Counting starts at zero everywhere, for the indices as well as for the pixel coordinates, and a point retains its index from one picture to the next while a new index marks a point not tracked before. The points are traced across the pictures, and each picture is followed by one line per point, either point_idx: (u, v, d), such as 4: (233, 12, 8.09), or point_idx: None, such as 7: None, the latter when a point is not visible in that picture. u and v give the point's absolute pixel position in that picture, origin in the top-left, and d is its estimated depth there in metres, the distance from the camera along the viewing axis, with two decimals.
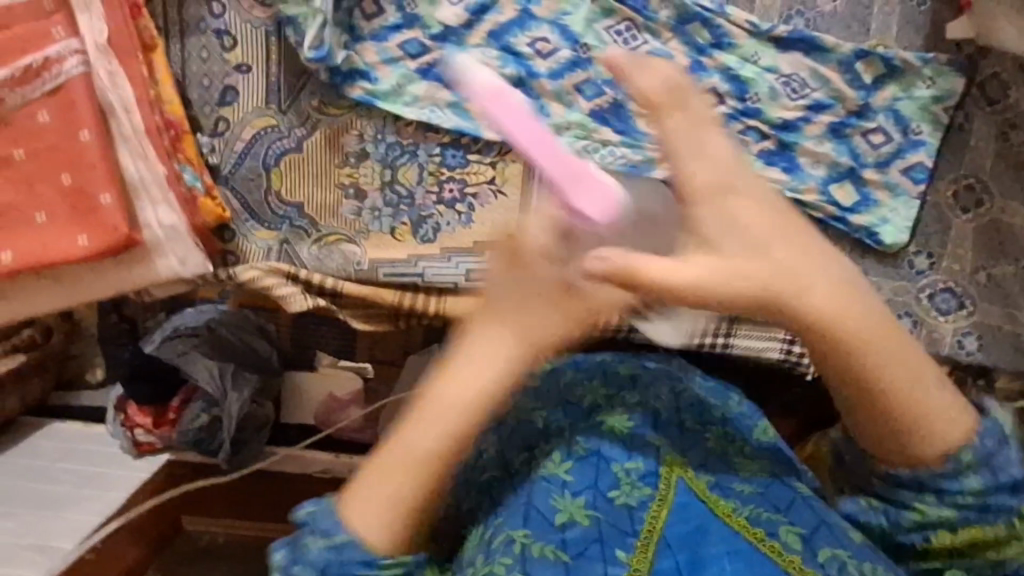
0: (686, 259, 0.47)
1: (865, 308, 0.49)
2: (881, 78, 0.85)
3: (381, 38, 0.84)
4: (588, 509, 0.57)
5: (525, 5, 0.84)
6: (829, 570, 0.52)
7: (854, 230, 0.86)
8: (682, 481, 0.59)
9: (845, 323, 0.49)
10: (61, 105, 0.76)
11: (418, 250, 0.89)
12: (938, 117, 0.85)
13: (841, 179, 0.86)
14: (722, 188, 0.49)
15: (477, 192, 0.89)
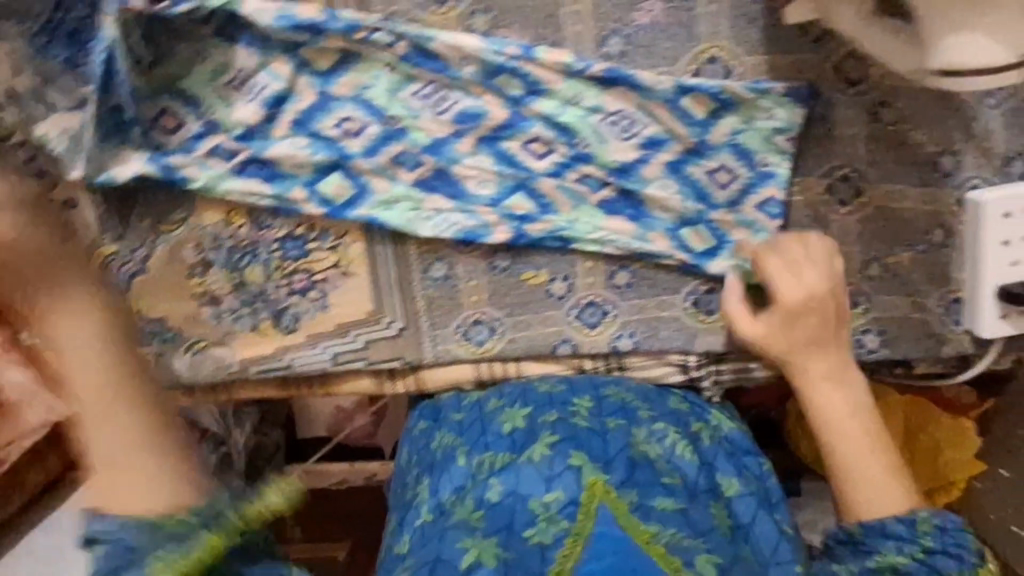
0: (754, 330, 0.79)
1: (844, 399, 0.77)
2: (715, 112, 0.78)
3: (188, 149, 0.80)
4: (497, 549, 0.66)
5: (322, 86, 0.79)
6: (697, 569, 0.63)
7: (713, 272, 0.84)
8: (600, 505, 0.69)
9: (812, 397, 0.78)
10: None
11: (284, 341, 0.90)
12: (782, 148, 0.79)
13: (692, 223, 0.83)
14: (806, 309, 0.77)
15: (326, 277, 0.87)
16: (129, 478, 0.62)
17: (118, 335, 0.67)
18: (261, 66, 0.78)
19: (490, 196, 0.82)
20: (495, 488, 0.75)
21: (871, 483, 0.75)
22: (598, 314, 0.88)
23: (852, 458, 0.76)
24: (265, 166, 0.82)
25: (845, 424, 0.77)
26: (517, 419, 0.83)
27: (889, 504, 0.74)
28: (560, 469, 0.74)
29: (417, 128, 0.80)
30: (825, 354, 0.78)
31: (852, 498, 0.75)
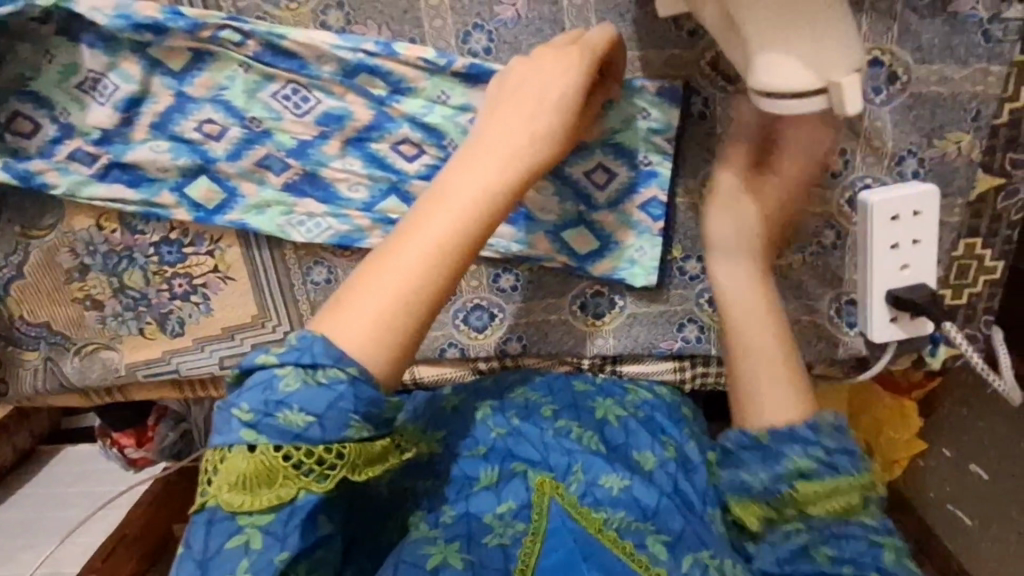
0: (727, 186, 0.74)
1: (750, 296, 0.73)
2: None
3: (48, 153, 0.78)
4: (459, 553, 0.66)
5: (178, 86, 0.75)
6: (645, 551, 0.66)
7: (601, 274, 0.81)
8: (550, 503, 0.70)
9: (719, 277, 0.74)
10: None
11: (171, 345, 0.89)
12: (661, 147, 0.76)
13: (574, 225, 0.80)
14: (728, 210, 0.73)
15: (206, 282, 0.86)
16: (376, 305, 0.63)
17: (486, 169, 0.65)
18: (111, 67, 0.74)
19: (363, 200, 0.79)
20: (447, 511, 0.72)
21: (770, 364, 0.70)
22: (485, 318, 0.86)
23: (751, 333, 0.72)
24: (129, 169, 0.79)
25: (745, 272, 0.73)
26: (433, 443, 0.78)
27: (778, 403, 0.69)
28: (509, 473, 0.74)
29: (281, 129, 0.77)
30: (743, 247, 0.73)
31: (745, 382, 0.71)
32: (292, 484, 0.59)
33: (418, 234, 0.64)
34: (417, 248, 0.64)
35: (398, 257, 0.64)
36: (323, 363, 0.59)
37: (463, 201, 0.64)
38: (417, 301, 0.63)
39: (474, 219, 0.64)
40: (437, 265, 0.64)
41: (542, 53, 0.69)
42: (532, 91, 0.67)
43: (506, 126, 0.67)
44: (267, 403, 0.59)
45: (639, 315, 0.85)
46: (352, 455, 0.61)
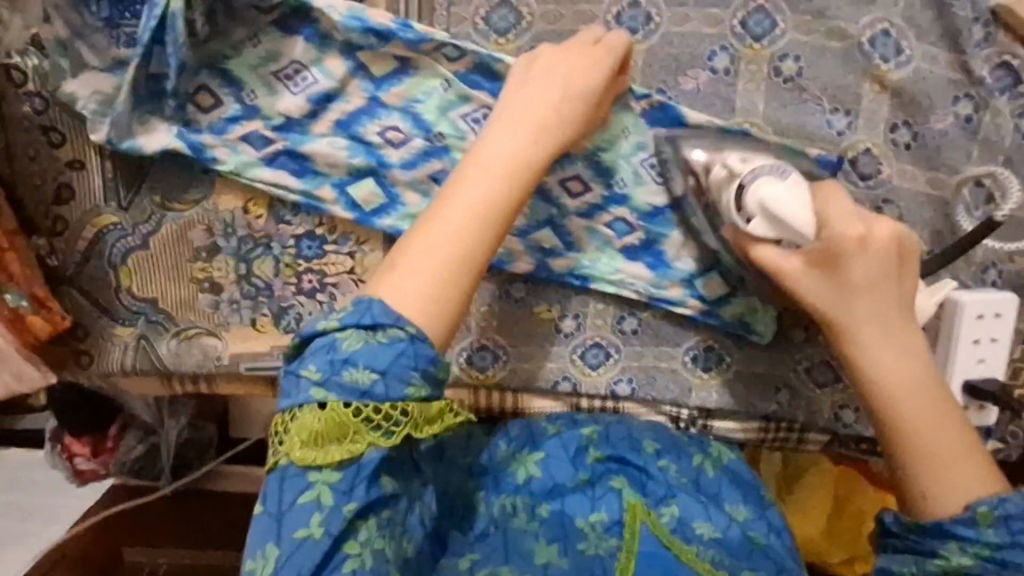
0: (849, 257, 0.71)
1: (897, 373, 0.69)
2: None
3: (221, 129, 0.79)
4: (560, 555, 0.70)
5: (374, 91, 0.80)
6: None
7: (723, 324, 0.88)
8: (642, 528, 0.74)
9: (868, 371, 0.70)
10: None
11: (281, 340, 0.87)
12: None
13: (708, 273, 0.86)
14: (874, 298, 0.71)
15: (338, 282, 0.85)
16: (419, 257, 0.65)
17: (526, 140, 0.70)
18: (315, 61, 0.79)
19: (519, 227, 0.83)
20: (543, 506, 0.78)
21: (924, 448, 0.67)
22: (601, 356, 0.90)
23: (920, 419, 0.68)
24: (298, 158, 0.80)
25: (899, 356, 0.70)
26: (531, 464, 0.82)
27: (957, 487, 0.65)
28: (604, 494, 0.79)
29: (461, 148, 0.80)
30: (884, 333, 0.70)
31: (925, 478, 0.67)
32: (361, 439, 0.61)
33: (458, 195, 0.68)
34: (459, 212, 0.67)
35: (444, 218, 0.67)
36: (383, 323, 0.61)
37: (501, 166, 0.69)
38: (462, 256, 0.66)
39: (512, 182, 0.69)
40: (483, 223, 0.67)
41: (535, 60, 0.73)
42: (534, 93, 0.72)
43: (534, 101, 0.72)
44: (332, 363, 0.61)
45: (741, 374, 0.91)
46: (415, 414, 0.63)
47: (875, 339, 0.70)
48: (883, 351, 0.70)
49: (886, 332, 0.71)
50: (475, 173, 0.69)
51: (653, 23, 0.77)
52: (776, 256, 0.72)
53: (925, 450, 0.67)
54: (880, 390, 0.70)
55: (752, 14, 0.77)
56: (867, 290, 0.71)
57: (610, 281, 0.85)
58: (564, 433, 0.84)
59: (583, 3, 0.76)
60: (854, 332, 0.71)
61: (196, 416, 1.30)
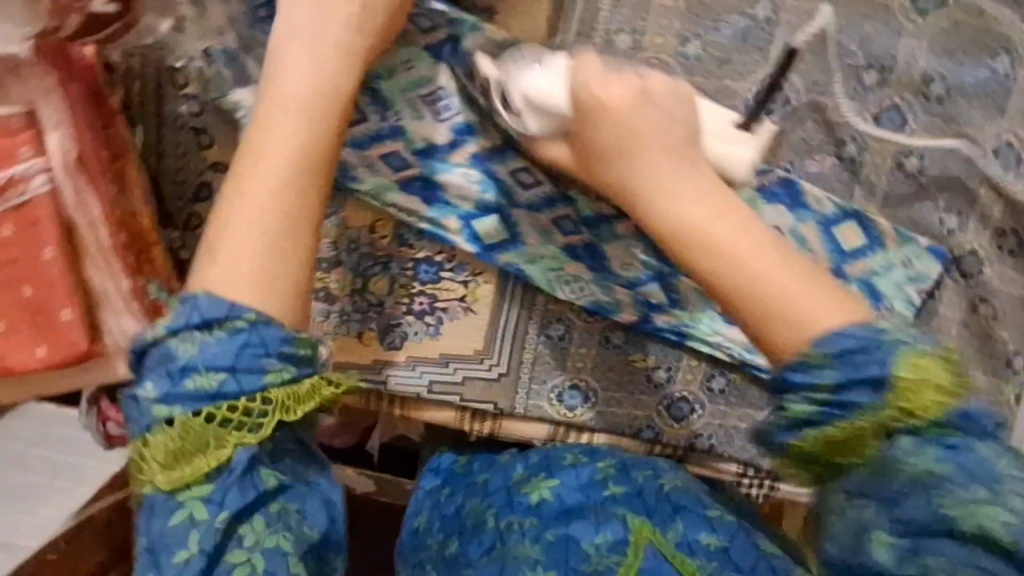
0: (639, 127, 0.63)
1: (697, 209, 0.57)
2: (860, 249, 0.83)
3: (362, 147, 0.82)
4: None
5: (511, 132, 0.83)
6: None
7: None
8: (646, 547, 0.70)
9: (674, 220, 0.58)
10: (24, 222, 0.69)
11: (383, 356, 0.90)
12: (911, 298, 0.83)
13: None
14: (661, 164, 0.61)
15: (448, 307, 0.89)
16: (259, 233, 0.58)
17: (309, 69, 0.65)
18: (461, 89, 0.82)
19: (629, 279, 0.87)
20: (547, 530, 0.73)
21: (773, 316, 0.52)
22: (685, 409, 0.93)
23: (726, 251, 0.55)
24: (431, 187, 0.84)
25: (693, 197, 0.58)
26: (543, 489, 0.79)
27: (825, 318, 0.51)
28: (607, 515, 0.74)
29: (584, 198, 0.85)
30: (699, 195, 0.58)
31: (762, 308, 0.53)
32: (226, 441, 0.55)
33: (246, 202, 0.59)
34: (237, 203, 0.59)
35: (249, 195, 0.59)
36: (219, 316, 0.55)
37: (285, 142, 0.61)
38: (276, 237, 0.59)
39: (306, 115, 0.63)
40: (281, 216, 0.59)
41: (291, 36, 0.66)
42: (307, 33, 0.67)
43: (321, 74, 0.65)
44: (181, 377, 0.55)
45: None
46: (280, 398, 0.56)
47: (659, 194, 0.59)
48: (719, 236, 0.55)
49: (687, 167, 0.61)
50: (252, 152, 0.61)
51: (791, 106, 0.80)
52: (556, 150, 0.72)
53: (761, 301, 0.53)
54: (735, 263, 0.54)
55: (887, 110, 0.80)
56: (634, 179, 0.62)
57: (706, 341, 0.89)
58: (585, 471, 0.80)
59: (729, 78, 0.79)
60: (653, 194, 0.60)
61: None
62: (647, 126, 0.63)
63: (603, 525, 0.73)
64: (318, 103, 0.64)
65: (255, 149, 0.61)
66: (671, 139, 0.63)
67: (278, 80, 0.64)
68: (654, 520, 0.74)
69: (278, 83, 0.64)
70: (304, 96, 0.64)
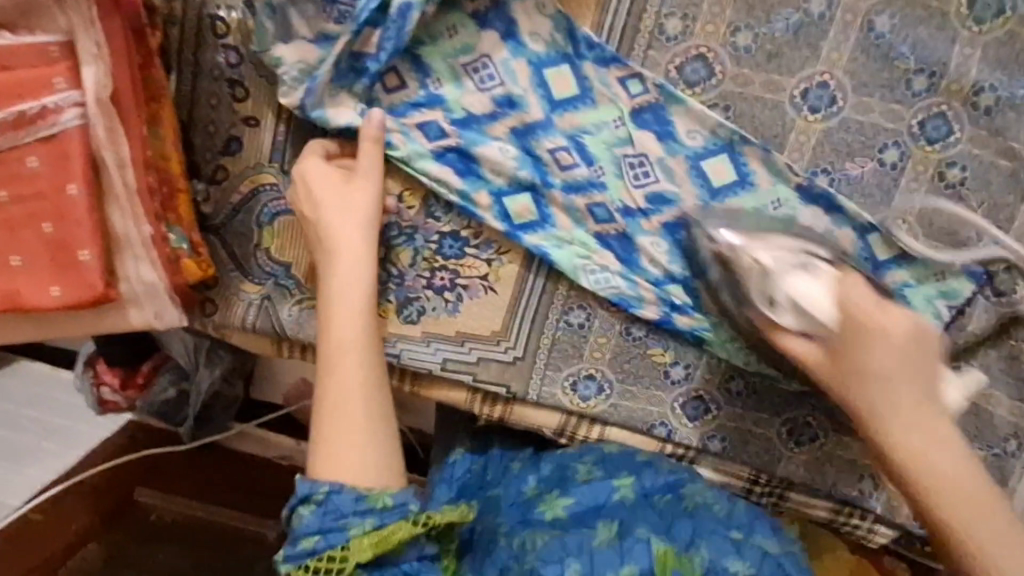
0: (877, 339, 0.62)
1: (909, 439, 0.61)
2: (897, 258, 0.82)
3: (400, 113, 0.83)
4: None
5: (550, 112, 0.82)
6: None
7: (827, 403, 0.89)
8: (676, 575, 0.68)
9: (909, 464, 0.60)
10: (55, 154, 0.67)
11: (399, 329, 0.88)
12: (940, 313, 0.81)
13: None
14: (886, 371, 0.61)
15: (469, 285, 0.87)
16: (343, 426, 0.73)
17: (342, 196, 0.78)
18: (503, 61, 0.82)
19: (656, 275, 0.85)
20: (571, 568, 0.70)
21: (940, 430, 0.61)
22: (700, 409, 0.91)
23: (948, 484, 0.59)
24: (465, 158, 0.83)
25: (956, 468, 0.59)
26: (557, 507, 0.80)
27: (1010, 563, 0.57)
28: (634, 542, 0.71)
29: (618, 186, 0.83)
30: (910, 383, 0.61)
31: (980, 532, 0.58)
32: (361, 543, 0.67)
33: (333, 378, 0.75)
34: (332, 351, 0.76)
35: (336, 385, 0.75)
36: (310, 492, 0.70)
37: (361, 282, 0.78)
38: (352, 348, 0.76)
39: (358, 225, 0.78)
40: (360, 356, 0.76)
41: (355, 167, 0.79)
42: (339, 205, 0.78)
43: (364, 274, 0.78)
44: (324, 518, 0.69)
45: (833, 456, 0.91)
46: (384, 536, 0.67)
47: (877, 394, 0.61)
48: (926, 458, 0.60)
49: (914, 394, 0.61)
50: (340, 254, 0.78)
51: (837, 106, 0.79)
52: (797, 346, 0.68)
53: (942, 510, 0.59)
54: (960, 519, 0.59)
55: (933, 117, 0.79)
56: (846, 342, 0.63)
57: (728, 347, 0.86)
58: (598, 474, 0.83)
59: (775, 73, 0.78)
60: (882, 420, 0.62)
61: (231, 372, 1.39)
62: (891, 338, 0.62)
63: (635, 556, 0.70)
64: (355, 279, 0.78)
65: (336, 266, 0.78)
66: (918, 349, 0.62)
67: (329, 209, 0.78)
68: (685, 551, 0.72)
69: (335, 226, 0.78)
70: (363, 241, 0.78)
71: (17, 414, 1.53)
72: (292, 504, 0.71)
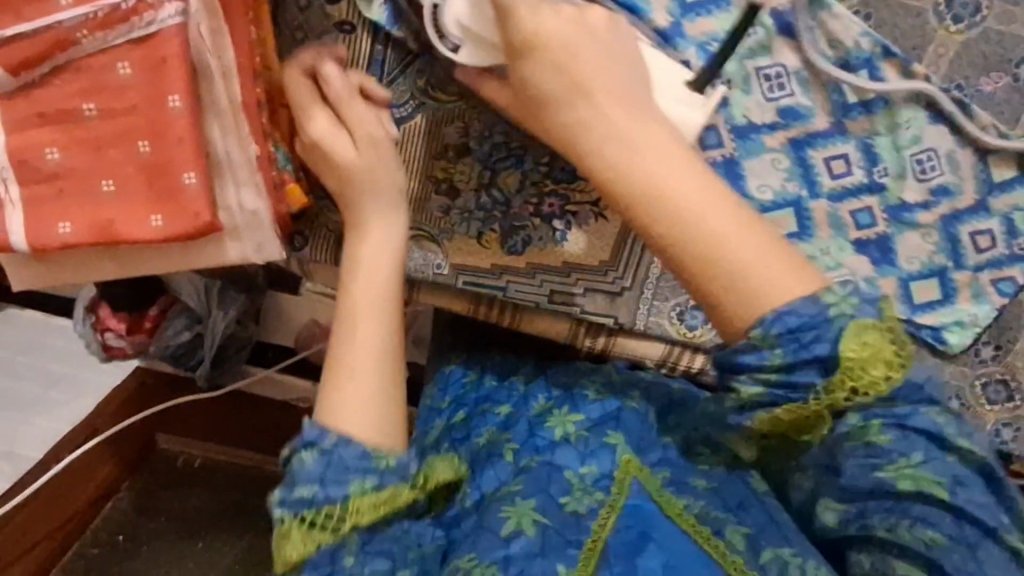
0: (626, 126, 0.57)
1: (708, 212, 0.54)
2: (1013, 180, 0.81)
3: None
4: (535, 516, 0.66)
5: (679, 16, 0.75)
6: (724, 539, 0.63)
7: (918, 329, 0.86)
8: (633, 483, 0.68)
9: (676, 223, 0.55)
10: (151, 61, 0.57)
11: (503, 261, 0.82)
12: None
13: (928, 277, 0.85)
14: (667, 156, 0.56)
15: (578, 211, 0.81)
16: (359, 392, 0.68)
17: (376, 139, 0.73)
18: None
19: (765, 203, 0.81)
20: (532, 458, 0.73)
21: (674, 151, 0.56)
22: None
23: (708, 204, 0.55)
24: None
25: (692, 179, 0.55)
26: (568, 425, 0.76)
27: (776, 286, 0.54)
28: (597, 445, 0.72)
29: (741, 104, 0.78)
30: (688, 162, 0.56)
31: (729, 295, 0.55)
32: (350, 518, 0.64)
33: (348, 351, 0.70)
34: (353, 316, 0.71)
35: (356, 349, 0.70)
36: (312, 437, 0.65)
37: (378, 226, 0.73)
38: (376, 308, 0.72)
39: (383, 152, 0.73)
40: (379, 319, 0.71)
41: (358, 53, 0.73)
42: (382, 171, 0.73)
43: (387, 234, 0.73)
44: (328, 468, 0.64)
45: None
46: (374, 509, 0.65)
47: (644, 154, 0.56)
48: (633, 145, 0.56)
49: (693, 170, 0.56)
50: (355, 183, 0.72)
51: (981, 15, 0.76)
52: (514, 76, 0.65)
53: (735, 260, 0.54)
54: (681, 220, 0.55)
55: None
56: (626, 131, 0.57)
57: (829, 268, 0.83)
58: (598, 377, 0.82)
59: None
60: (674, 200, 0.55)
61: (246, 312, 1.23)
62: (649, 114, 0.58)
63: (604, 463, 0.71)
64: (370, 206, 0.73)
65: (365, 213, 0.73)
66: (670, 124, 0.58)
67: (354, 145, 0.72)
68: (659, 465, 0.71)
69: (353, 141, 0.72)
70: (386, 175, 0.73)
71: (14, 359, 1.38)
72: (293, 447, 0.66)
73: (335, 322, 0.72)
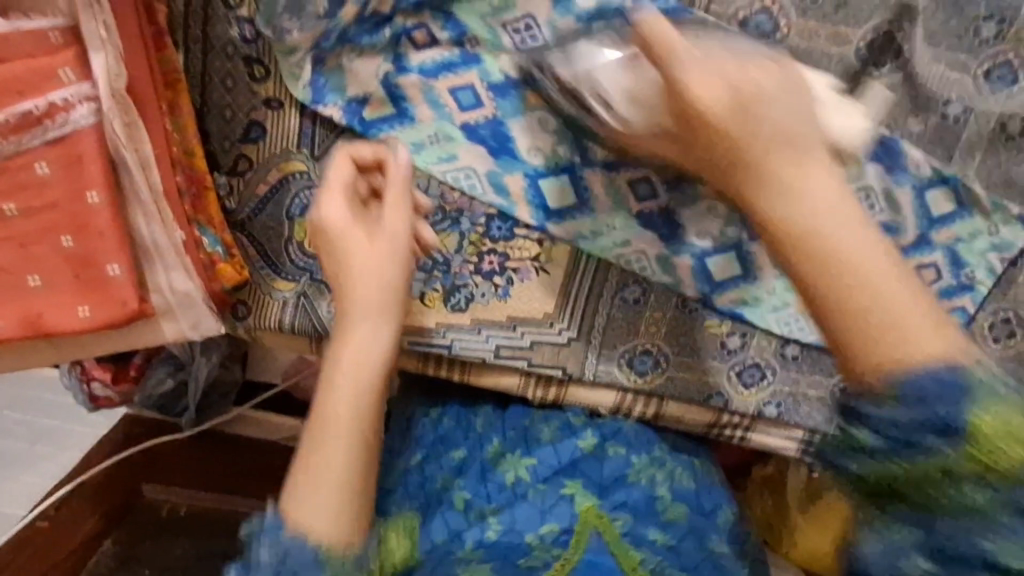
0: (792, 222, 0.57)
1: (860, 243, 0.55)
2: (952, 215, 0.81)
3: (431, 75, 0.76)
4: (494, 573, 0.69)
5: None
6: None
7: None
8: (590, 535, 0.71)
9: (840, 258, 0.54)
10: (67, 159, 0.59)
11: (447, 319, 0.83)
12: (992, 266, 0.82)
13: None
14: (857, 243, 0.55)
15: (518, 267, 0.82)
16: (320, 499, 0.65)
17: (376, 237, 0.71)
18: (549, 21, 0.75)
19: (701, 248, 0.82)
20: (493, 524, 0.74)
21: (824, 226, 0.55)
22: (756, 375, 0.85)
23: (874, 295, 0.53)
24: (500, 135, 0.78)
25: (854, 230, 0.55)
26: (519, 468, 0.78)
27: (920, 346, 0.51)
28: (556, 498, 0.75)
29: None
30: (824, 261, 0.55)
31: (876, 337, 0.52)
32: None
33: (323, 451, 0.67)
34: (328, 420, 0.68)
35: (327, 454, 0.67)
36: (267, 529, 0.64)
37: (366, 325, 0.70)
38: (358, 418, 0.69)
39: (388, 245, 0.71)
40: (354, 433, 0.68)
41: (290, 125, 0.76)
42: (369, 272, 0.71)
43: (378, 334, 0.70)
44: (278, 562, 0.63)
45: None
46: None
47: (846, 232, 0.55)
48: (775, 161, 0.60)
49: (825, 258, 0.55)
50: (348, 273, 0.71)
51: (902, 58, 0.78)
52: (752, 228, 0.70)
53: (878, 313, 0.52)
54: (876, 303, 0.52)
55: (999, 67, 0.76)
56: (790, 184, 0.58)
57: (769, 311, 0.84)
58: (551, 422, 0.83)
59: (842, 25, 0.77)
60: (867, 269, 0.54)
61: (229, 354, 1.18)
62: (832, 186, 0.58)
63: (565, 517, 0.73)
64: (349, 295, 0.70)
65: (353, 311, 0.70)
66: (828, 206, 0.57)
67: (344, 236, 0.70)
68: (620, 515, 0.74)
69: (339, 233, 0.70)
70: (388, 274, 0.71)
71: None
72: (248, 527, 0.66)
73: (310, 427, 0.69)
